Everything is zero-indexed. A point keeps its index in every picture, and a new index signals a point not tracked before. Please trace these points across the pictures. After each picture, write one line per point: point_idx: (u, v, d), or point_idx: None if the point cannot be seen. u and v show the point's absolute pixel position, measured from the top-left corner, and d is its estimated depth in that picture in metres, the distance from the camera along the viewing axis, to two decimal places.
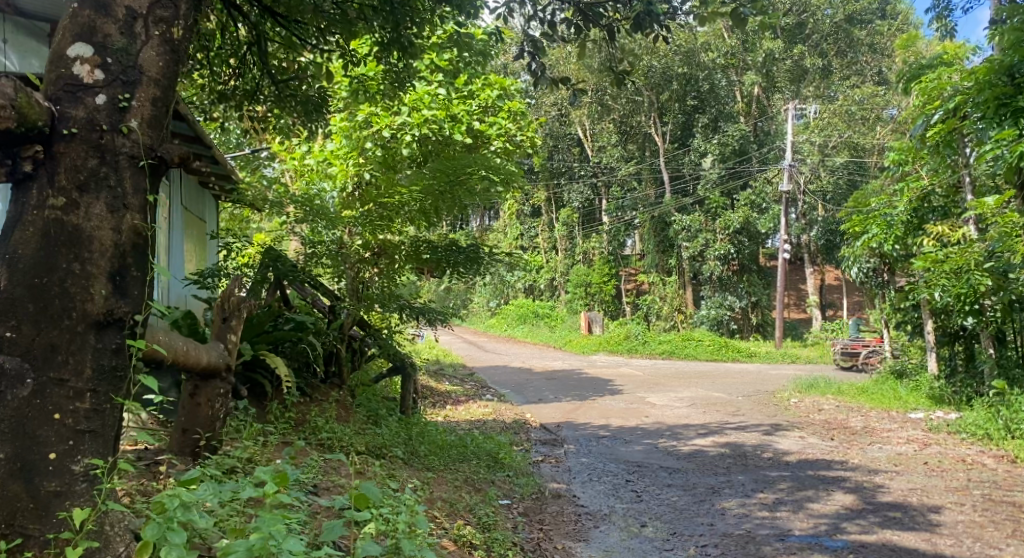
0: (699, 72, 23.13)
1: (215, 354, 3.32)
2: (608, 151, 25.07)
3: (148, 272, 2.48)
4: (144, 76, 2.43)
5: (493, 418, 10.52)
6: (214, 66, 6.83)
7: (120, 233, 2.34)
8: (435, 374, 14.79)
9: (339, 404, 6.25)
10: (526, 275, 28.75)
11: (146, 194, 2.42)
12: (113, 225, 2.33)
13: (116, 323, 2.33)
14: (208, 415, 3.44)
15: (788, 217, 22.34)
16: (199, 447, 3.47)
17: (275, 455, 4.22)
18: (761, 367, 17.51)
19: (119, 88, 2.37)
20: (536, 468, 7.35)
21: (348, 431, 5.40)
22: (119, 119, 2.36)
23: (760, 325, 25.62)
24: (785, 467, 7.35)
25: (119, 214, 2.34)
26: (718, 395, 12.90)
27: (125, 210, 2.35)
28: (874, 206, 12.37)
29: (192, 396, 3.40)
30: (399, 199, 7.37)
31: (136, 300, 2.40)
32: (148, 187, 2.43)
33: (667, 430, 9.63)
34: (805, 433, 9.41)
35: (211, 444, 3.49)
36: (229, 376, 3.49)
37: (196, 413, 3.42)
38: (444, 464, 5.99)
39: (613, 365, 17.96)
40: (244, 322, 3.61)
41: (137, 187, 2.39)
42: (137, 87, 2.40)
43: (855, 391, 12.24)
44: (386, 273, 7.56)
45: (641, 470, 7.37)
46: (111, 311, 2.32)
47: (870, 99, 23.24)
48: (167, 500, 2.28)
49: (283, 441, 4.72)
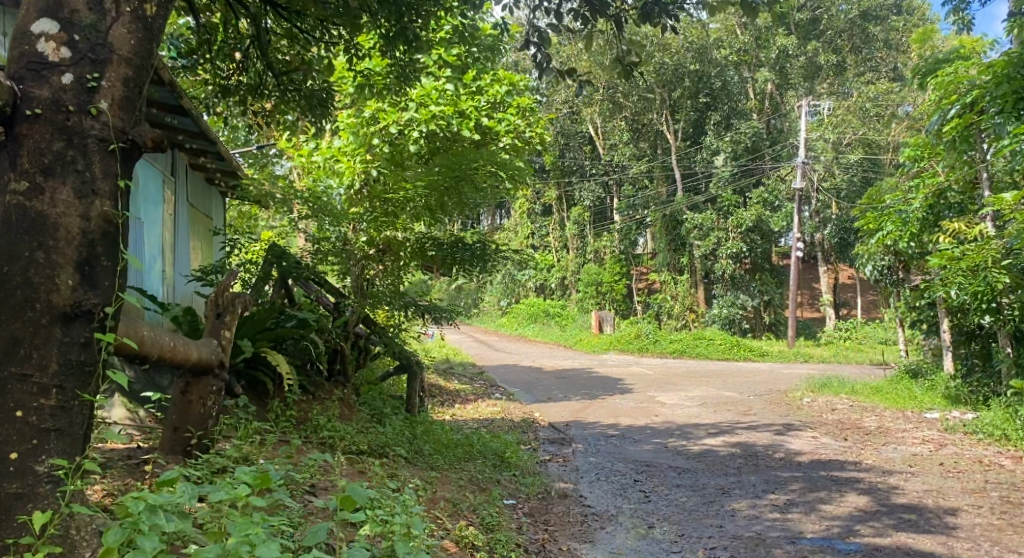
0: (711, 69, 22.96)
1: (206, 350, 3.30)
2: (620, 149, 24.88)
3: (121, 262, 2.40)
4: (114, 54, 2.35)
5: (501, 417, 10.43)
6: (218, 61, 6.83)
7: (88, 220, 2.26)
8: (444, 373, 14.72)
9: (343, 402, 6.18)
10: (537, 273, 28.67)
11: (118, 179, 2.34)
12: (81, 211, 2.25)
13: (85, 315, 2.26)
14: (199, 413, 3.42)
15: (800, 214, 22.14)
16: (190, 445, 3.44)
17: (273, 453, 4.16)
18: (773, 366, 17.34)
19: (87, 66, 2.29)
20: (543, 467, 7.25)
21: (350, 430, 5.32)
22: (88, 100, 2.28)
23: (772, 324, 25.42)
24: (797, 467, 7.22)
25: (87, 200, 2.26)
26: (729, 395, 12.75)
27: (94, 196, 2.27)
28: (889, 203, 12.22)
29: (183, 393, 3.40)
30: (403, 196, 7.14)
31: (106, 291, 2.32)
32: (119, 171, 2.35)
33: (677, 430, 9.51)
34: (818, 433, 9.26)
35: (204, 443, 3.43)
36: (223, 375, 3.47)
37: (189, 411, 3.41)
38: (448, 463, 5.90)
39: (624, 364, 17.85)
40: (238, 317, 3.57)
41: (107, 171, 2.31)
42: (106, 66, 2.32)
43: (869, 390, 12.06)
44: (390, 273, 7.53)
45: (650, 470, 7.26)
46: (79, 303, 2.24)
47: (884, 96, 23.02)
48: (133, 503, 2.24)
49: (282, 440, 4.65)
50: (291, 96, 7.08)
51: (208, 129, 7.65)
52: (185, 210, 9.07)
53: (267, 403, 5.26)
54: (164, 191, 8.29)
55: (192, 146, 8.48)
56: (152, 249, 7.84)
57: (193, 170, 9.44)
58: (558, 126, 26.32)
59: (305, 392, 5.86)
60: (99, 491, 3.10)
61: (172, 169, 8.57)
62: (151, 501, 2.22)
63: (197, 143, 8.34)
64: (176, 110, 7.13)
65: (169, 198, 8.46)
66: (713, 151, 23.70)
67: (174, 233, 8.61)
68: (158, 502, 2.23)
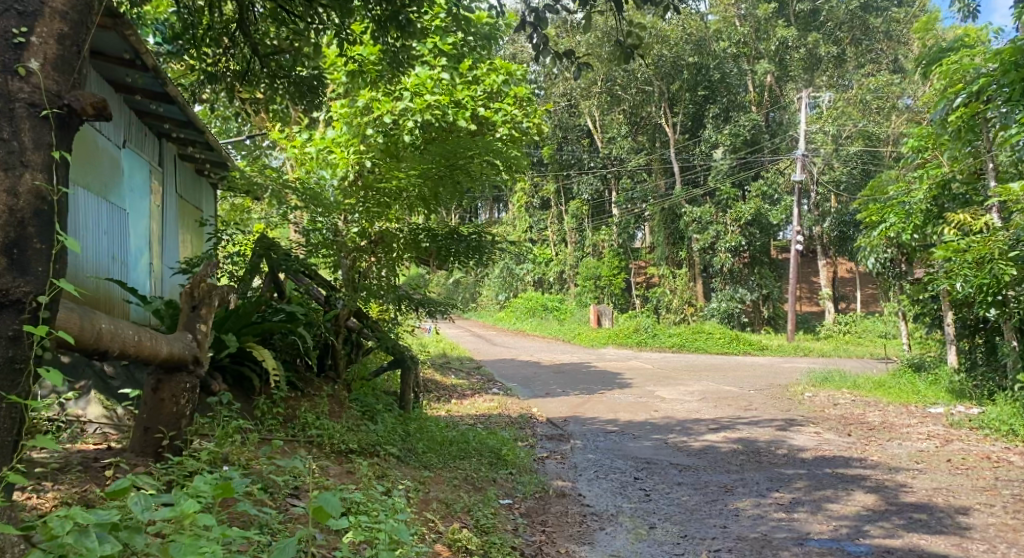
0: (710, 60, 22.68)
1: (176, 346, 3.10)
2: (618, 142, 24.63)
3: (59, 246, 2.35)
4: (45, 7, 2.35)
5: (498, 413, 10.23)
6: (204, 46, 6.62)
7: (17, 196, 2.23)
8: (440, 367, 14.51)
9: (333, 398, 5.99)
10: (535, 268, 28.41)
11: (51, 148, 2.31)
12: (8, 185, 2.22)
13: (13, 307, 2.21)
14: (171, 412, 3.26)
15: (800, 207, 21.91)
16: (162, 447, 3.29)
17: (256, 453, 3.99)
18: (772, 360, 17.16)
19: (14, 20, 2.30)
20: (541, 465, 7.05)
21: (339, 428, 5.13)
22: (16, 59, 2.28)
23: (771, 318, 25.21)
24: (801, 464, 7.04)
25: (16, 173, 2.23)
26: (729, 389, 12.55)
27: (23, 169, 2.24)
28: (892, 194, 12.01)
29: (155, 391, 3.21)
30: (397, 186, 6.73)
31: (40, 278, 2.27)
32: (53, 141, 2.32)
33: (677, 425, 9.32)
34: (821, 428, 9.07)
35: (177, 443, 3.30)
36: (197, 372, 3.29)
37: (160, 410, 3.24)
38: (441, 461, 5.72)
39: (622, 358, 17.65)
40: (215, 310, 3.38)
41: (38, 141, 2.28)
42: (35, 20, 2.33)
43: (872, 385, 11.86)
44: (387, 262, 7.13)
45: (650, 467, 7.07)
46: (7, 291, 2.20)
47: (885, 88, 22.81)
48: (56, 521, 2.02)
49: (267, 440, 4.48)
50: (279, 82, 7.02)
51: (196, 117, 7.48)
52: (173, 202, 8.86)
53: (252, 400, 5.08)
54: (152, 182, 8.09)
55: (179, 136, 8.28)
56: (139, 241, 7.63)
57: (182, 161, 9.22)
58: (555, 119, 25.99)
59: (294, 389, 5.67)
60: (50, 500, 2.95)
61: (160, 159, 8.37)
62: (80, 521, 2.02)
63: (185, 133, 8.15)
64: (162, 97, 6.96)
65: (157, 189, 8.25)
66: (712, 144, 23.55)
67: (163, 226, 8.41)
68: (87, 522, 2.02)
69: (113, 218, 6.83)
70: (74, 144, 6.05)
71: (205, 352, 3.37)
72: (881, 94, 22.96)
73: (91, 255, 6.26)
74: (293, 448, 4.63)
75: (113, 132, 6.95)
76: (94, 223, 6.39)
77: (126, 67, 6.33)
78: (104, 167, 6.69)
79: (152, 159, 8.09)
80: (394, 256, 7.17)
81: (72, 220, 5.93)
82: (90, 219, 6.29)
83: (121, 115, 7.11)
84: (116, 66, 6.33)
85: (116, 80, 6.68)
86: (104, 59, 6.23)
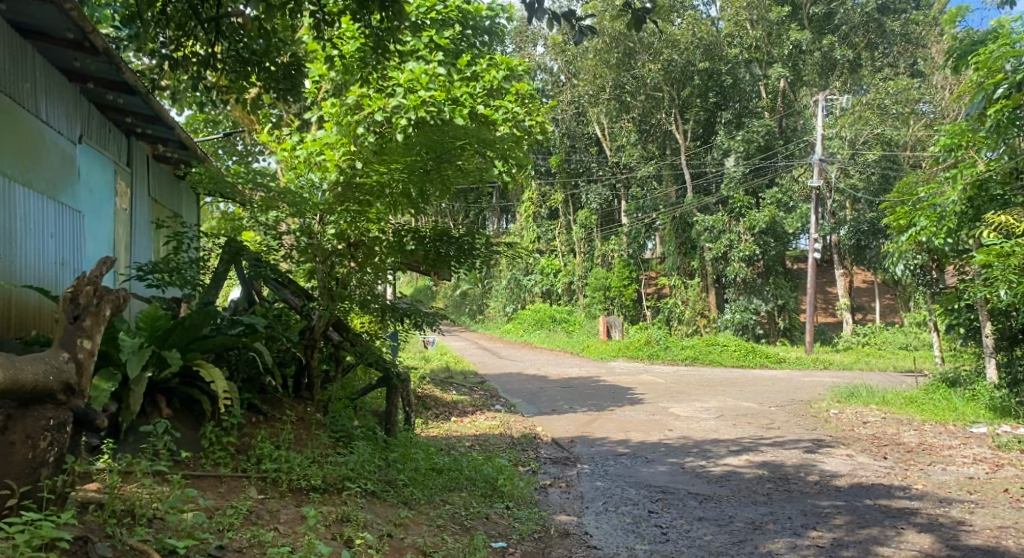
0: (722, 65, 22.11)
1: (38, 371, 2.80)
2: (627, 151, 24.10)
3: None
4: None
5: (498, 433, 9.43)
6: (161, 28, 5.96)
7: None
8: (441, 382, 13.66)
9: (303, 423, 5.26)
10: (543, 278, 27.51)
11: None
12: None
13: None
14: (24, 459, 2.75)
15: (818, 215, 21.05)
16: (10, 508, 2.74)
17: (176, 501, 3.36)
18: (791, 374, 16.26)
19: None
20: (543, 495, 6.28)
21: (303, 460, 4.38)
22: None
23: (787, 329, 24.25)
24: (836, 494, 6.23)
25: None
26: (747, 406, 11.71)
27: None
28: (923, 196, 11.23)
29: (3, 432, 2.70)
30: (378, 179, 5.95)
31: None
32: None
33: (695, 447, 8.51)
34: (852, 450, 8.24)
35: (26, 503, 2.76)
36: (67, 405, 2.95)
37: (9, 460, 2.72)
38: (425, 496, 4.96)
39: (632, 372, 16.84)
40: (100, 324, 3.11)
41: None
42: None
43: (903, 401, 11.00)
44: (364, 267, 6.34)
45: (665, 498, 6.26)
46: None
47: (904, 92, 21.75)
48: None
49: (199, 486, 3.80)
50: (248, 69, 6.40)
51: (162, 111, 6.83)
52: (145, 206, 8.18)
53: (199, 428, 4.34)
54: (117, 183, 7.40)
55: (147, 132, 7.61)
56: (98, 248, 6.92)
57: (154, 162, 8.53)
58: (563, 127, 25.67)
59: (256, 413, 4.91)
60: None
61: (128, 158, 7.69)
62: None
63: (154, 129, 7.49)
64: (121, 87, 6.30)
65: (124, 192, 7.56)
66: (724, 151, 22.67)
67: (130, 232, 7.71)
68: None
69: (62, 220, 6.12)
70: (10, 132, 5.35)
71: (85, 376, 3.05)
72: (900, 97, 21.80)
73: (31, 262, 5.56)
74: (240, 488, 3.89)
75: (67, 127, 6.28)
76: (36, 224, 5.68)
77: (73, 50, 5.68)
78: (52, 164, 6.02)
79: (118, 158, 7.41)
80: (377, 261, 6.37)
81: (7, 222, 5.25)
82: (30, 220, 5.59)
83: (77, 108, 6.44)
84: (63, 48, 5.68)
85: (67, 66, 6.02)
86: (49, 40, 5.58)
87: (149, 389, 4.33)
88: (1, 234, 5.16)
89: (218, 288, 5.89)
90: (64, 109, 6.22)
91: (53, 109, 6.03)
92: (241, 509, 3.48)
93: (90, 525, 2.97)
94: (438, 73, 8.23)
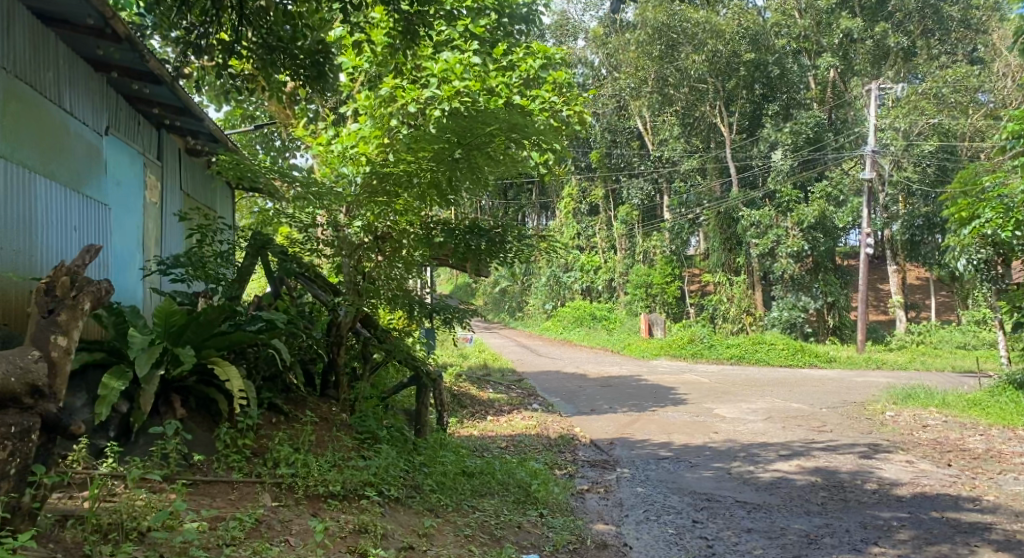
0: (768, 56, 21.41)
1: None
2: (670, 144, 23.41)
3: None
4: None
5: (535, 434, 9.11)
6: (185, 13, 5.72)
7: None
8: (478, 380, 13.39)
9: (327, 423, 4.99)
10: (583, 275, 27.05)
11: None
12: None
13: None
14: None
15: (871, 209, 20.25)
16: None
17: (173, 508, 3.12)
18: (842, 374, 15.63)
19: None
20: (579, 501, 5.95)
21: (322, 464, 4.13)
22: None
23: (837, 327, 23.42)
24: (899, 505, 5.81)
25: None
26: (797, 407, 11.21)
27: None
28: (987, 186, 10.62)
29: None
30: (404, 170, 5.60)
31: None
32: None
33: (742, 451, 8.09)
34: (912, 456, 7.74)
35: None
36: (37, 409, 2.78)
37: None
38: (454, 504, 4.68)
39: (675, 371, 16.36)
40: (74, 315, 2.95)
41: None
42: None
43: (965, 404, 10.40)
44: (389, 260, 5.94)
45: (711, 506, 5.89)
46: None
47: (963, 80, 20.62)
48: None
49: (207, 492, 3.55)
50: (278, 57, 6.16)
51: (190, 101, 6.62)
52: (177, 199, 8.00)
53: (214, 429, 4.10)
54: (146, 176, 7.20)
55: (176, 124, 7.40)
56: (128, 241, 6.74)
57: (187, 156, 8.36)
58: (604, 121, 25.36)
59: (277, 413, 4.67)
60: None
61: (159, 151, 7.50)
62: None
63: (184, 121, 7.30)
64: (147, 77, 6.09)
65: (154, 185, 7.38)
66: (771, 143, 21.99)
67: (160, 226, 7.54)
68: None
69: (87, 213, 5.93)
70: (32, 122, 5.17)
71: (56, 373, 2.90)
72: (959, 85, 20.68)
73: (54, 256, 5.39)
74: (253, 494, 3.64)
75: (93, 118, 6.06)
76: (59, 217, 5.49)
77: (96, 38, 5.47)
78: (77, 156, 5.80)
79: (148, 150, 7.21)
80: (404, 254, 5.95)
81: (28, 215, 5.07)
82: (54, 213, 5.42)
83: (104, 99, 6.23)
84: (86, 37, 5.47)
85: (92, 55, 5.81)
86: (71, 28, 5.37)
87: (164, 388, 4.10)
88: (20, 228, 4.96)
89: (243, 283, 5.65)
90: (90, 101, 6.01)
91: (79, 100, 5.84)
92: (248, 519, 3.23)
93: (67, 543, 2.79)
94: (474, 63, 7.93)
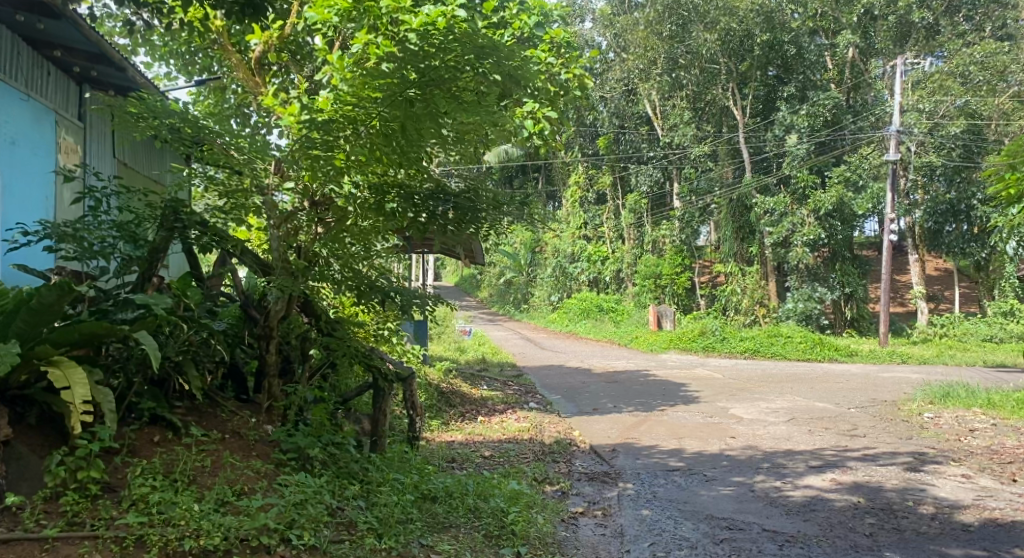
0: (784, 35, 20.04)
1: None
2: (680, 130, 21.75)
3: None
4: None
5: (528, 438, 7.95)
6: None
7: None
8: (471, 376, 12.23)
9: (236, 440, 3.94)
10: (590, 265, 25.74)
11: None
12: None
13: None
14: None
15: (895, 193, 18.81)
16: None
17: None
18: (867, 369, 14.41)
19: None
20: (570, 532, 4.79)
21: (205, 504, 3.18)
22: None
23: (854, 320, 22.04)
24: (971, 539, 4.65)
25: None
26: (822, 407, 10.04)
27: None
28: None
29: None
30: (346, 114, 4.34)
31: None
32: None
33: (766, 462, 6.91)
34: (968, 469, 6.55)
35: None
36: None
37: None
38: (398, 549, 3.56)
39: (686, 365, 15.19)
40: None
41: None
42: None
43: (1014, 406, 9.21)
44: (335, 234, 4.97)
45: (731, 538, 4.72)
46: None
47: (991, 57, 18.94)
48: None
49: None
50: None
51: (102, 43, 5.44)
52: (107, 168, 6.83)
53: (51, 454, 3.13)
54: (60, 138, 6.01)
55: (99, 77, 6.22)
56: (33, 211, 5.58)
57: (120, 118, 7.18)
58: (611, 107, 23.79)
59: (164, 428, 3.67)
60: None
61: (79, 111, 6.34)
62: None
63: (106, 72, 6.13)
64: (41, 8, 4.93)
65: (72, 148, 6.20)
66: (786, 127, 20.51)
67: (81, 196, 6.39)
68: None
69: None
70: None
71: None
72: (988, 63, 19.09)
73: None
74: None
75: None
76: None
77: None
78: None
79: (63, 108, 6.04)
80: (349, 226, 5.00)
81: None
82: None
83: None
84: None
85: None
86: None
87: None
88: None
89: (156, 264, 4.44)
90: None
91: None
92: None
93: None
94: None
